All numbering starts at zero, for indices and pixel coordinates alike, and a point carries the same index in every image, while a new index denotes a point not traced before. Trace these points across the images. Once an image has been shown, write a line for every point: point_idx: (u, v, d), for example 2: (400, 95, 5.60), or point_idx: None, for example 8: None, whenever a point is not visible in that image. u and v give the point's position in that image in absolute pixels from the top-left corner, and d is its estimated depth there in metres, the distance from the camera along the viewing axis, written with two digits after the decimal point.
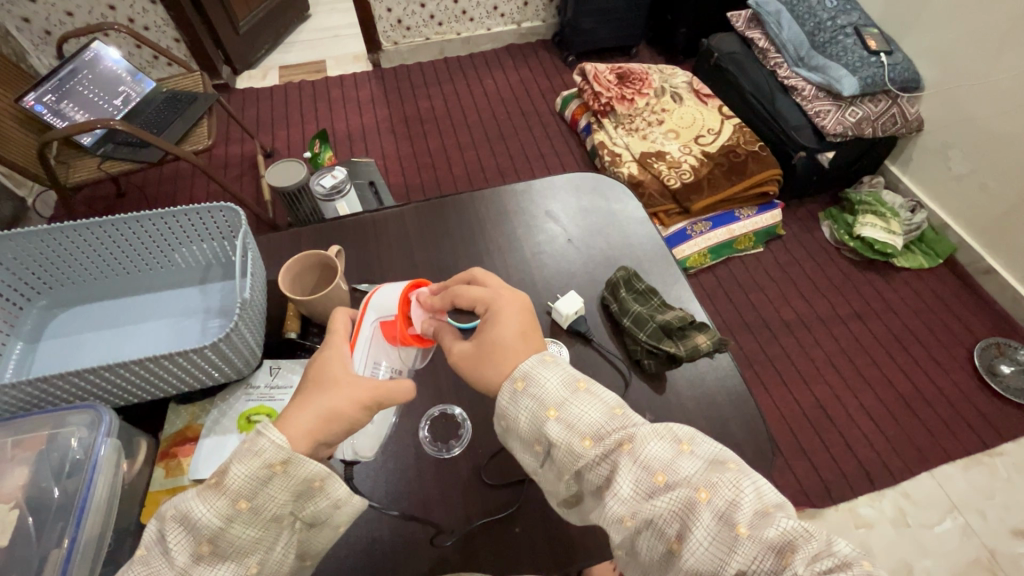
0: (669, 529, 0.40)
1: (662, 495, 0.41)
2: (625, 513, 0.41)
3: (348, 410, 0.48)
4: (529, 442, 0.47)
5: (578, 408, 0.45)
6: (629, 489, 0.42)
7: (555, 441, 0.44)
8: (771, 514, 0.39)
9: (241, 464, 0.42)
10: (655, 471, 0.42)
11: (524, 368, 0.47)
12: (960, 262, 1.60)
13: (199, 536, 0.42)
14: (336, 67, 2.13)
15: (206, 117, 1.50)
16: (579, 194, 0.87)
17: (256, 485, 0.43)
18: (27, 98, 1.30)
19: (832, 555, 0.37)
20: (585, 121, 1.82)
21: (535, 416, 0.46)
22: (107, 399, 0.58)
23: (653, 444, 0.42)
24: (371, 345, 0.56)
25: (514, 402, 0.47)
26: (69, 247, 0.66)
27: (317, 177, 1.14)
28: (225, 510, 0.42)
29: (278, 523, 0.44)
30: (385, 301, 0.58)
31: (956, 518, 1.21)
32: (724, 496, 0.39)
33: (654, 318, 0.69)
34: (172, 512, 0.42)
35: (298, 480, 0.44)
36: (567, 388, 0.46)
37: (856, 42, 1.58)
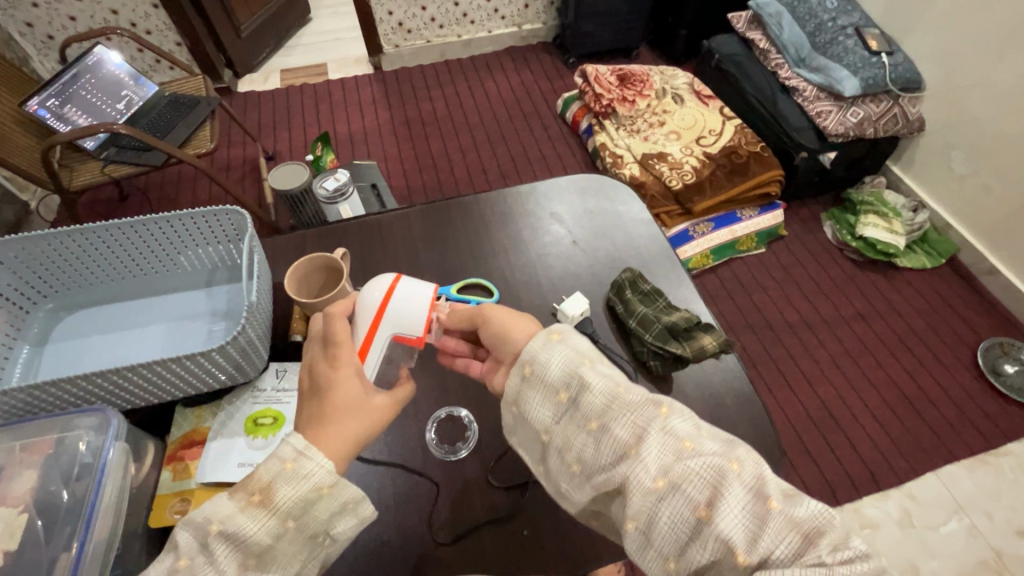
0: (698, 495, 0.37)
1: (693, 458, 0.39)
2: (656, 477, 0.39)
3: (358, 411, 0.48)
4: (548, 397, 0.45)
5: (607, 371, 0.46)
6: (654, 450, 0.40)
7: (590, 386, 0.44)
8: (798, 497, 0.38)
9: (290, 487, 0.42)
10: (682, 437, 0.40)
11: (561, 326, 0.49)
12: (963, 262, 1.60)
13: (248, 552, 0.41)
14: (337, 70, 2.13)
15: (209, 120, 1.50)
16: (583, 196, 0.87)
17: (304, 505, 0.43)
18: (30, 102, 1.30)
19: (855, 548, 0.35)
20: (586, 123, 1.82)
21: (559, 369, 0.45)
22: (114, 403, 0.58)
23: (679, 416, 0.42)
24: (382, 356, 0.53)
25: (537, 354, 0.46)
26: (76, 251, 0.66)
27: (319, 181, 1.14)
28: (274, 529, 0.42)
29: (313, 539, 0.45)
30: (403, 315, 0.53)
31: (962, 519, 1.20)
32: (753, 473, 0.38)
33: (660, 319, 0.69)
34: (216, 529, 0.41)
35: (339, 501, 0.44)
36: (596, 351, 0.47)
37: (857, 43, 1.58)
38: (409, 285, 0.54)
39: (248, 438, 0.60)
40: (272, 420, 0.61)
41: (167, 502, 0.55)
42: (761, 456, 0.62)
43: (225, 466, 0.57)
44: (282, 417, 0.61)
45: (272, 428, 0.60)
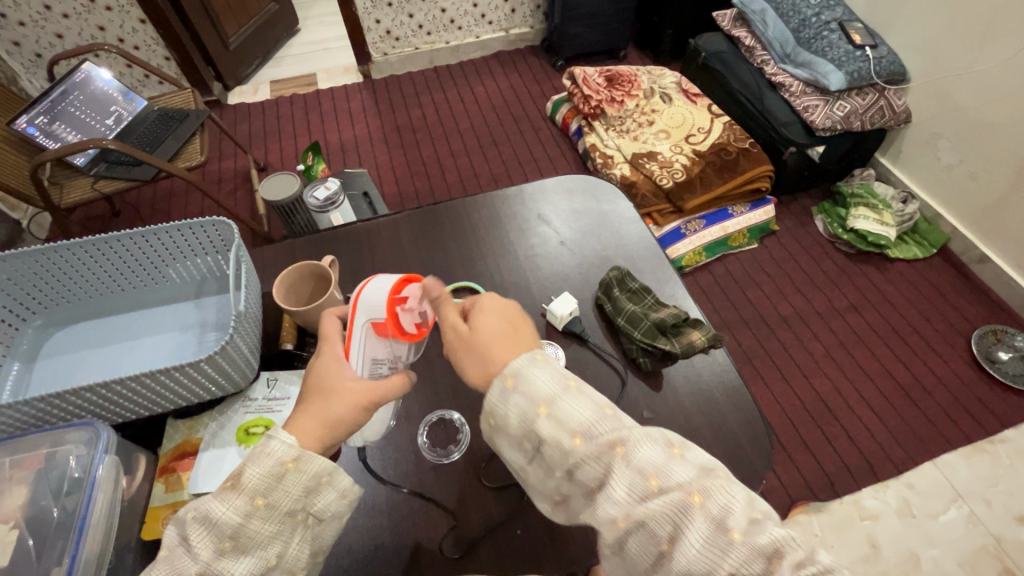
0: (662, 531, 0.40)
1: (656, 499, 0.41)
2: (619, 516, 0.41)
3: (348, 412, 0.49)
4: (518, 440, 0.46)
5: (575, 402, 0.45)
6: (623, 493, 0.41)
7: (545, 438, 0.44)
8: (761, 520, 0.40)
9: (255, 465, 0.44)
10: (649, 475, 0.42)
11: (514, 366, 0.47)
12: (953, 251, 1.61)
13: (221, 534, 0.43)
14: (327, 79, 2.14)
15: (199, 133, 1.51)
16: (571, 196, 0.88)
17: (274, 484, 0.44)
18: (19, 120, 1.31)
19: (815, 563, 0.38)
20: (576, 125, 1.83)
21: (526, 414, 0.45)
22: (105, 416, 0.58)
23: (647, 448, 0.42)
24: (366, 347, 0.54)
25: (504, 399, 0.46)
26: (64, 266, 0.66)
27: (310, 190, 1.15)
28: (244, 508, 0.43)
29: (293, 518, 0.46)
30: (374, 302, 0.54)
31: (961, 507, 1.20)
32: (717, 502, 0.40)
33: (648, 316, 0.69)
34: (191, 515, 0.43)
35: (310, 476, 0.46)
36: (557, 385, 0.46)
37: (841, 37, 1.60)
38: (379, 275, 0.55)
39: (239, 447, 0.60)
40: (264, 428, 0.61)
41: (160, 515, 0.55)
42: (752, 449, 0.63)
43: (216, 475, 0.57)
44: (273, 425, 0.61)
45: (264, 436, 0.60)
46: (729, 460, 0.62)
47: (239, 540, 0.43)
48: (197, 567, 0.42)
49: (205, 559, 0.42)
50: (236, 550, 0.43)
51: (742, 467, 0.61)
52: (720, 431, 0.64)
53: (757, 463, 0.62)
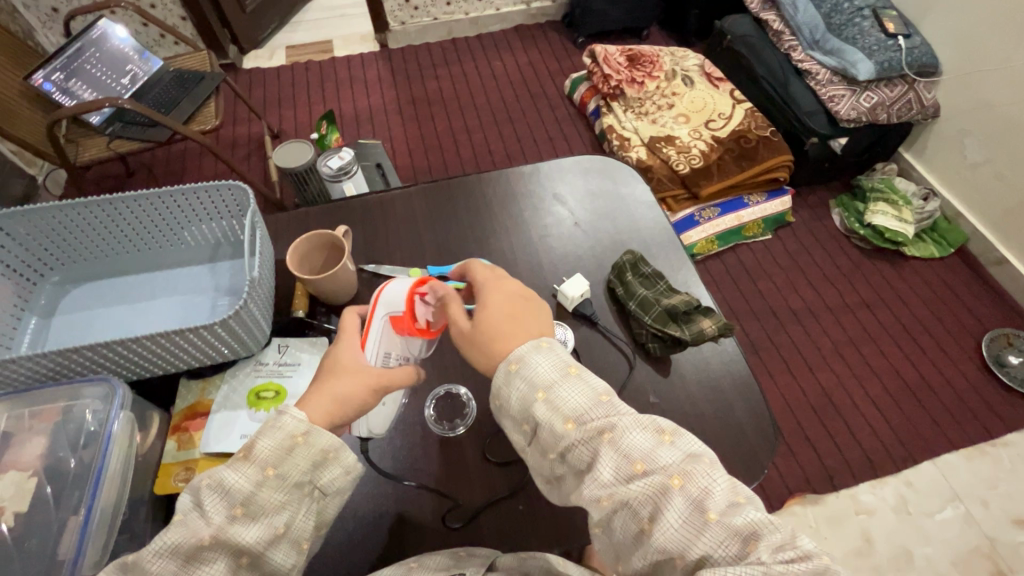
0: (642, 511, 0.41)
1: (639, 480, 0.42)
2: (603, 495, 0.42)
3: (362, 393, 0.51)
4: (517, 421, 0.48)
5: (577, 386, 0.47)
6: (608, 474, 0.43)
7: (541, 420, 0.46)
8: (741, 504, 0.40)
9: (266, 438, 0.45)
10: (634, 459, 0.43)
11: (518, 352, 0.48)
12: (971, 252, 1.59)
13: (233, 500, 0.44)
14: (343, 47, 2.11)
15: (214, 96, 1.50)
16: (587, 177, 0.87)
17: (284, 455, 0.46)
18: (36, 75, 1.31)
19: (796, 548, 0.38)
20: (594, 104, 1.80)
21: (525, 398, 0.47)
22: (120, 373, 0.59)
23: (636, 433, 0.44)
24: (381, 339, 0.56)
25: (507, 382, 0.48)
26: (82, 224, 0.67)
27: (323, 159, 1.14)
28: (255, 476, 0.44)
29: (300, 490, 0.46)
30: (394, 297, 0.56)
31: (957, 507, 1.21)
32: (697, 485, 0.41)
33: (660, 301, 0.69)
34: (205, 483, 0.44)
35: (319, 449, 0.47)
36: (556, 371, 0.47)
37: (873, 25, 1.55)
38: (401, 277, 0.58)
39: (250, 411, 0.60)
40: (275, 393, 0.61)
41: (172, 471, 0.56)
42: (756, 440, 0.63)
43: (227, 437, 0.58)
44: (284, 391, 0.62)
45: (274, 402, 0.61)
46: (732, 449, 0.62)
47: (251, 508, 0.44)
48: (209, 530, 0.42)
49: (217, 523, 0.42)
50: (248, 518, 0.44)
51: (744, 456, 0.62)
52: (725, 419, 0.64)
53: (760, 453, 0.62)
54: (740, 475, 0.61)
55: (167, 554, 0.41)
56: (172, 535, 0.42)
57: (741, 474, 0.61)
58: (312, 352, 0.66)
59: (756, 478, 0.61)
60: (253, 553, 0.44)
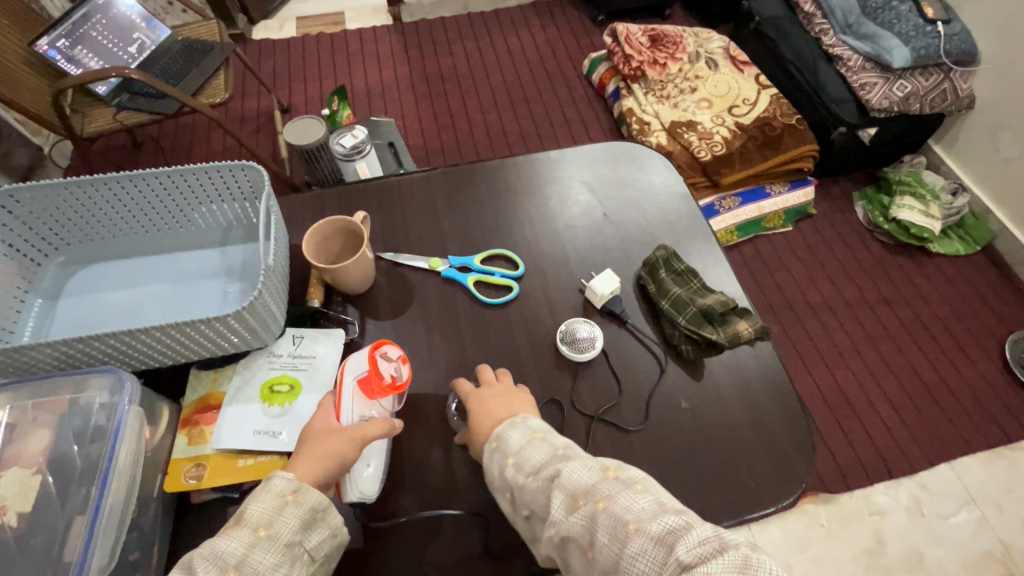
0: (584, 540, 0.45)
1: (577, 513, 0.46)
2: (555, 534, 0.46)
3: (345, 446, 0.51)
4: (500, 491, 0.52)
5: (540, 446, 0.51)
6: (557, 511, 0.46)
7: (530, 465, 0.50)
8: (664, 513, 0.43)
9: (257, 502, 0.47)
10: (577, 494, 0.46)
11: (498, 431, 0.53)
12: (999, 250, 1.53)
13: (224, 563, 0.44)
14: (356, 19, 2.04)
15: (222, 68, 1.45)
16: (615, 164, 0.82)
17: (273, 514, 0.46)
18: (40, 42, 1.26)
19: (718, 541, 0.40)
20: (613, 86, 1.73)
21: (501, 467, 0.51)
22: (127, 363, 0.56)
23: (577, 471, 0.48)
24: (354, 405, 0.56)
25: (491, 455, 0.53)
26: (88, 202, 0.64)
27: (337, 137, 1.10)
28: (247, 538, 0.45)
29: (292, 550, 0.46)
30: (355, 363, 0.58)
31: (972, 510, 1.19)
32: (620, 503, 0.44)
33: (695, 302, 0.66)
34: (196, 553, 0.44)
35: (308, 508, 0.48)
36: (523, 438, 0.52)
37: (912, 9, 1.47)
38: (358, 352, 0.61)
39: (263, 405, 0.58)
40: (289, 388, 0.59)
41: (183, 467, 0.54)
42: (792, 450, 0.60)
43: (240, 433, 0.56)
44: (298, 385, 0.59)
45: (289, 397, 0.58)
46: (765, 459, 0.59)
47: (244, 572, 0.44)
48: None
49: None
50: None
51: (779, 467, 0.59)
52: (757, 427, 0.61)
53: (796, 464, 0.59)
54: (775, 486, 0.58)
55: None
56: None
57: (776, 487, 0.58)
58: (328, 345, 0.63)
59: (791, 491, 0.58)
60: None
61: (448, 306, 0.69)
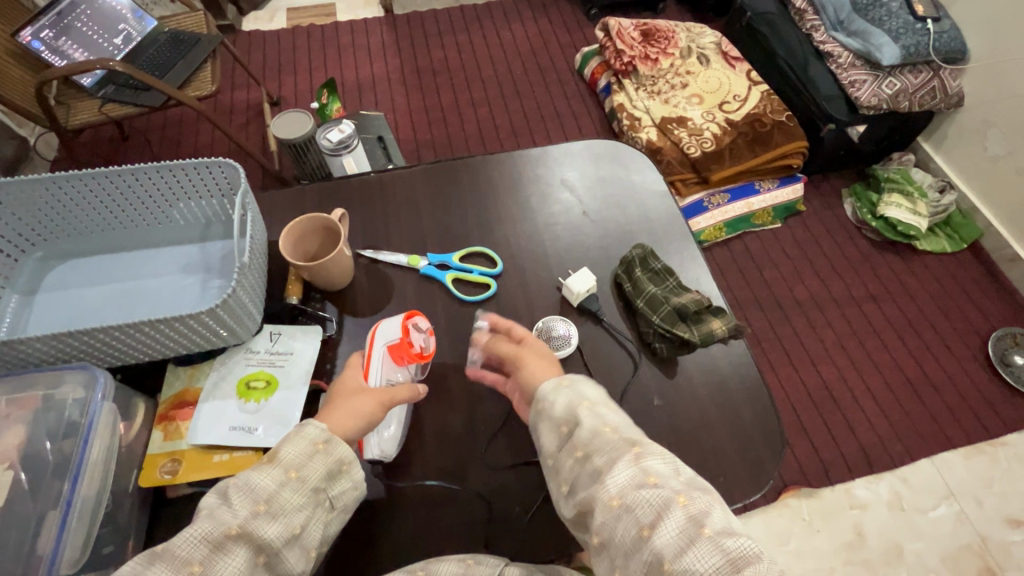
0: (643, 516, 0.41)
1: (647, 489, 0.42)
2: (613, 497, 0.43)
3: (371, 406, 0.54)
4: (557, 423, 0.51)
5: (608, 413, 0.50)
6: (623, 476, 0.44)
7: (583, 423, 0.49)
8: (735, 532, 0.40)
9: (291, 444, 0.48)
10: (649, 473, 0.43)
11: (543, 390, 0.53)
12: (985, 248, 1.55)
13: (258, 495, 0.45)
14: (347, 10, 2.02)
15: (210, 61, 1.43)
16: (597, 162, 0.83)
17: (304, 458, 0.48)
18: (23, 32, 1.24)
19: None
20: (604, 81, 1.73)
21: (571, 404, 0.50)
22: (102, 360, 0.57)
23: (657, 459, 0.45)
24: (383, 369, 0.60)
25: (557, 392, 0.52)
26: (65, 199, 0.64)
27: (323, 131, 1.09)
28: (279, 477, 0.46)
29: (316, 496, 0.48)
30: (387, 331, 0.62)
31: (951, 505, 1.21)
32: (698, 505, 0.41)
33: (669, 300, 0.67)
34: (232, 481, 0.46)
35: (335, 459, 0.50)
36: (601, 397, 0.52)
37: (902, 7, 1.47)
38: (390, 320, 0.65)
39: (239, 401, 0.58)
40: (265, 384, 0.59)
41: (158, 462, 0.55)
42: (763, 446, 0.61)
43: (216, 429, 0.56)
44: (275, 381, 0.60)
45: (265, 393, 0.59)
46: (737, 455, 0.60)
47: (273, 508, 0.45)
48: (236, 521, 0.43)
49: (243, 515, 0.43)
50: (269, 517, 0.45)
51: (751, 463, 0.60)
52: (731, 424, 0.62)
53: (766, 461, 0.60)
54: (746, 482, 0.59)
55: (194, 540, 0.41)
56: (199, 528, 0.42)
57: (746, 483, 0.59)
58: (305, 340, 0.63)
59: (761, 487, 0.59)
60: (271, 551, 0.44)
61: (427, 304, 0.69)
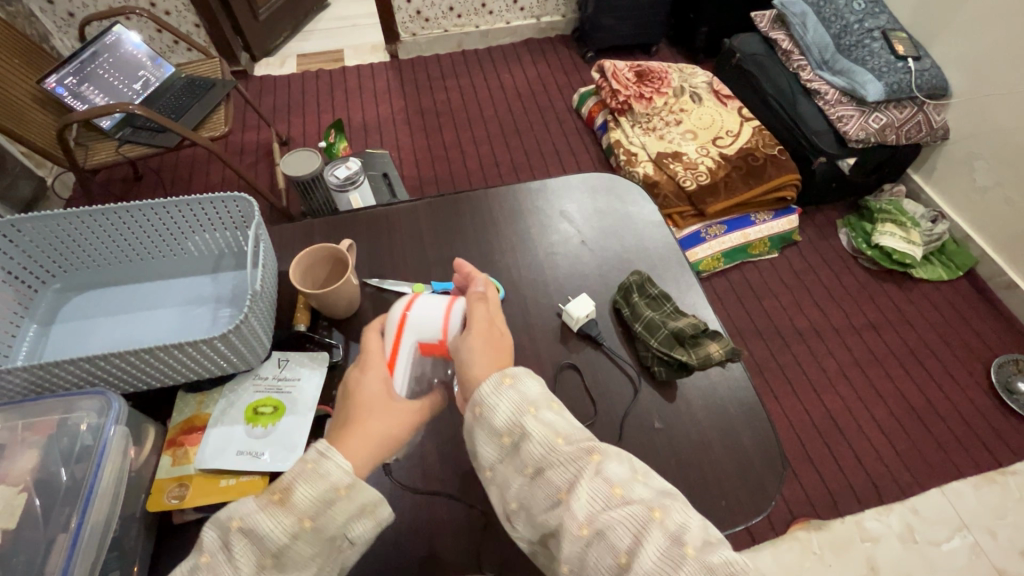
0: (621, 543, 0.40)
1: (619, 508, 0.41)
2: (582, 522, 0.41)
3: (397, 430, 0.50)
4: (498, 433, 0.46)
5: (551, 415, 0.47)
6: (588, 496, 0.42)
7: (530, 434, 0.45)
8: (715, 544, 0.40)
9: (308, 485, 0.44)
10: (614, 486, 0.43)
11: (482, 394, 0.47)
12: (980, 276, 1.57)
13: (264, 550, 0.43)
14: (354, 56, 2.12)
15: (224, 104, 1.50)
16: (595, 194, 0.86)
17: (321, 505, 0.44)
18: (48, 80, 1.31)
19: None
20: (602, 119, 1.79)
21: (515, 409, 0.46)
22: (115, 385, 0.58)
23: (615, 463, 0.44)
24: (410, 366, 0.56)
25: (497, 393, 0.47)
26: (85, 231, 0.67)
27: (331, 168, 1.13)
28: (291, 529, 0.43)
29: (332, 544, 0.45)
30: (422, 324, 0.56)
31: (965, 537, 1.18)
32: (675, 521, 0.41)
33: (666, 324, 0.69)
34: (238, 525, 0.43)
35: (357, 504, 0.46)
36: (543, 394, 0.48)
37: (883, 47, 1.54)
38: (426, 297, 0.58)
39: (247, 427, 0.59)
40: (272, 409, 0.61)
41: (165, 487, 0.55)
42: (764, 468, 0.62)
43: (223, 454, 0.57)
44: (282, 406, 0.61)
45: (272, 418, 0.60)
46: (738, 478, 0.61)
47: (282, 561, 0.43)
48: None
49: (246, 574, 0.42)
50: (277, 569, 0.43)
51: (752, 486, 0.60)
52: (731, 446, 0.63)
53: (767, 484, 0.61)
54: (746, 504, 0.59)
55: None
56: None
57: (748, 506, 0.59)
58: (312, 368, 0.65)
59: (763, 508, 0.59)
60: None
61: None
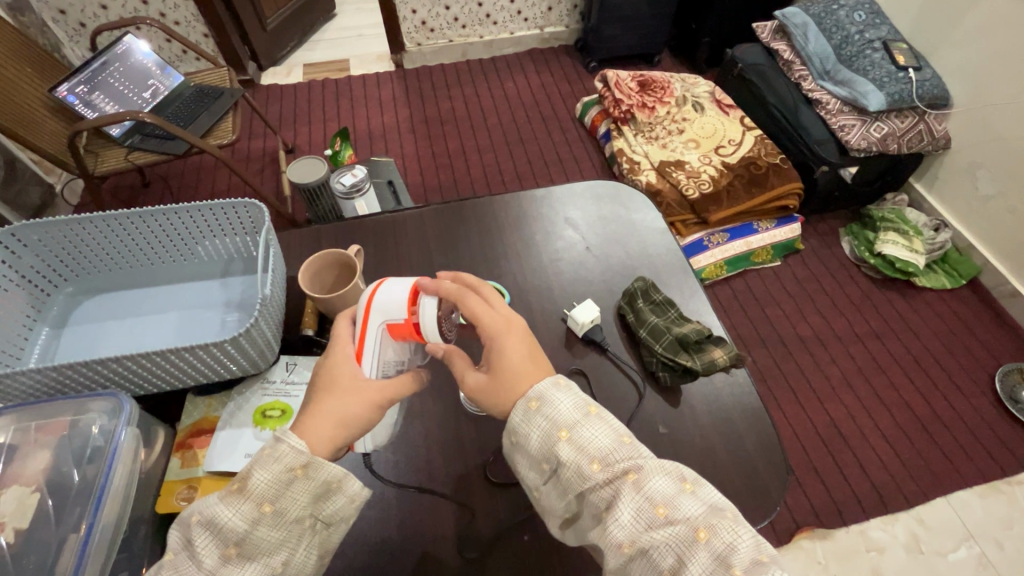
0: (663, 561, 0.41)
1: (662, 527, 0.42)
2: (625, 541, 0.42)
3: (365, 411, 0.50)
4: (536, 460, 0.47)
5: (588, 433, 0.46)
6: (629, 516, 0.43)
7: (564, 461, 0.45)
8: (765, 562, 0.40)
9: (262, 470, 0.44)
10: (657, 503, 0.43)
11: (513, 424, 0.48)
12: (984, 284, 1.57)
13: (226, 540, 0.43)
14: (359, 66, 2.15)
15: (231, 113, 1.52)
16: (599, 202, 0.87)
17: (279, 487, 0.44)
18: (60, 87, 1.32)
19: None
20: (605, 128, 1.81)
21: (547, 435, 0.46)
22: (126, 387, 0.59)
23: (658, 478, 0.44)
24: (378, 349, 0.53)
25: (527, 419, 0.47)
26: (97, 236, 0.68)
27: (337, 176, 1.15)
28: (250, 514, 0.44)
29: (301, 524, 0.46)
30: (388, 307, 0.53)
31: (972, 547, 1.16)
32: (722, 539, 0.41)
33: (671, 330, 0.69)
34: (196, 518, 0.44)
35: (320, 482, 0.46)
36: (578, 411, 0.47)
37: (884, 57, 1.56)
38: (395, 279, 0.55)
39: (256, 430, 0.60)
40: (280, 413, 0.61)
41: (175, 489, 0.56)
42: (769, 474, 0.62)
43: (230, 456, 0.58)
44: (290, 410, 0.62)
45: (280, 421, 0.61)
46: (742, 484, 0.61)
47: (246, 548, 0.44)
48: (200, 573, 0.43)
49: (209, 564, 0.43)
50: (244, 557, 0.44)
51: (756, 491, 0.61)
52: (734, 452, 0.63)
53: (772, 488, 0.61)
54: (751, 509, 0.59)
55: None
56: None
57: (752, 512, 0.59)
58: None
59: (767, 514, 0.59)
60: None
61: None
